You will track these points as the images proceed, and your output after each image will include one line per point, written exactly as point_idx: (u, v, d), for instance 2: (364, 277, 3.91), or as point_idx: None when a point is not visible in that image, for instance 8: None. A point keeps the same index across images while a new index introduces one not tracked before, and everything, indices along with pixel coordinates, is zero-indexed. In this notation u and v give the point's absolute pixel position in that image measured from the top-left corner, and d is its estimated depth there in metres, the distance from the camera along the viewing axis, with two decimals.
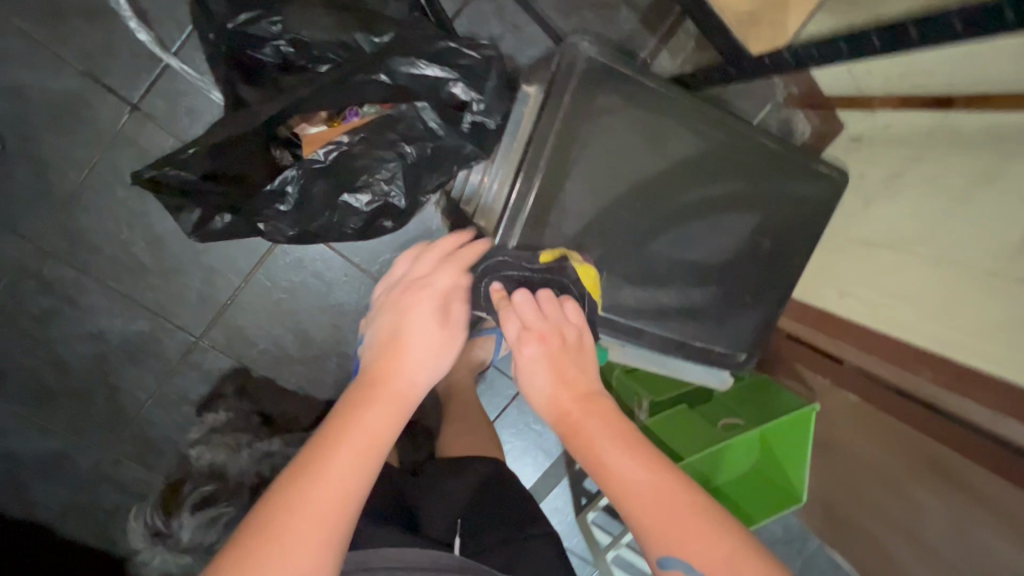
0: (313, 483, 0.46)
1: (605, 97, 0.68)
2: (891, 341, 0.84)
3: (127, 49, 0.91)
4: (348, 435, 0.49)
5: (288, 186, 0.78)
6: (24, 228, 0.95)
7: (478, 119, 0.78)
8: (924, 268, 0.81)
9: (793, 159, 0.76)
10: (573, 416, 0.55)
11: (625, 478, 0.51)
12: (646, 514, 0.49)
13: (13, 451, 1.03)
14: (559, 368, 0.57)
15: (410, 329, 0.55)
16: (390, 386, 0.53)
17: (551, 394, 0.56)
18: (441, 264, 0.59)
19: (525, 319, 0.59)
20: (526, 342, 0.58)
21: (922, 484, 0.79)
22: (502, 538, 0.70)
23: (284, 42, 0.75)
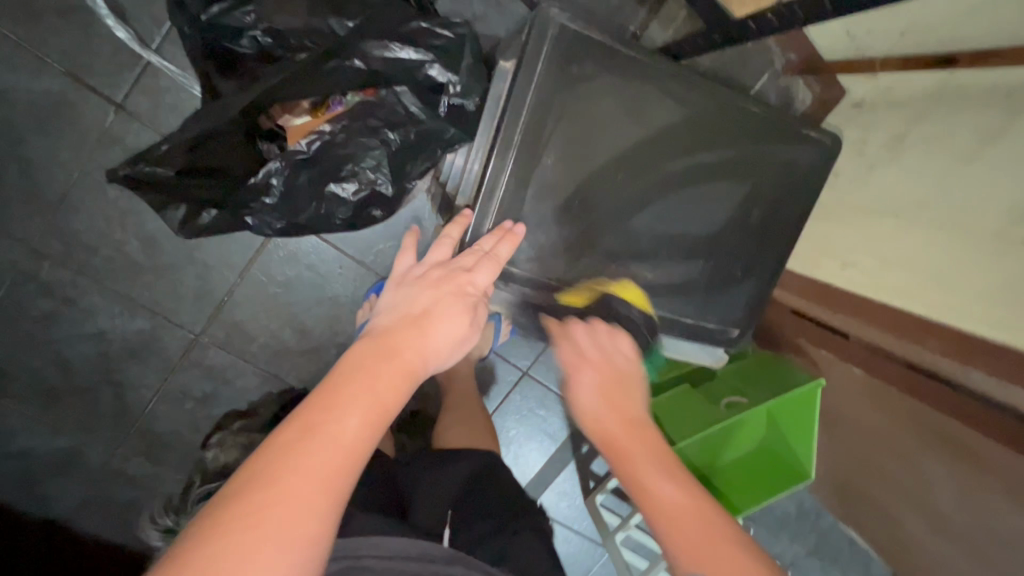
0: (320, 443, 0.43)
1: (578, 66, 0.66)
2: (892, 311, 0.82)
3: (107, 47, 0.90)
4: (366, 401, 0.46)
5: (272, 178, 0.77)
6: (20, 232, 0.96)
7: (455, 103, 0.76)
8: (924, 233, 0.79)
9: (780, 123, 0.73)
10: (618, 441, 0.57)
11: (664, 500, 0.53)
12: (684, 545, 0.51)
13: (25, 451, 1.06)
14: (610, 395, 0.60)
15: (441, 314, 0.54)
16: (412, 365, 0.50)
17: (599, 418, 0.59)
18: (480, 260, 0.59)
19: (581, 345, 0.63)
20: (581, 369, 0.62)
21: (930, 454, 0.77)
22: (492, 531, 0.72)
23: (260, 31, 0.74)
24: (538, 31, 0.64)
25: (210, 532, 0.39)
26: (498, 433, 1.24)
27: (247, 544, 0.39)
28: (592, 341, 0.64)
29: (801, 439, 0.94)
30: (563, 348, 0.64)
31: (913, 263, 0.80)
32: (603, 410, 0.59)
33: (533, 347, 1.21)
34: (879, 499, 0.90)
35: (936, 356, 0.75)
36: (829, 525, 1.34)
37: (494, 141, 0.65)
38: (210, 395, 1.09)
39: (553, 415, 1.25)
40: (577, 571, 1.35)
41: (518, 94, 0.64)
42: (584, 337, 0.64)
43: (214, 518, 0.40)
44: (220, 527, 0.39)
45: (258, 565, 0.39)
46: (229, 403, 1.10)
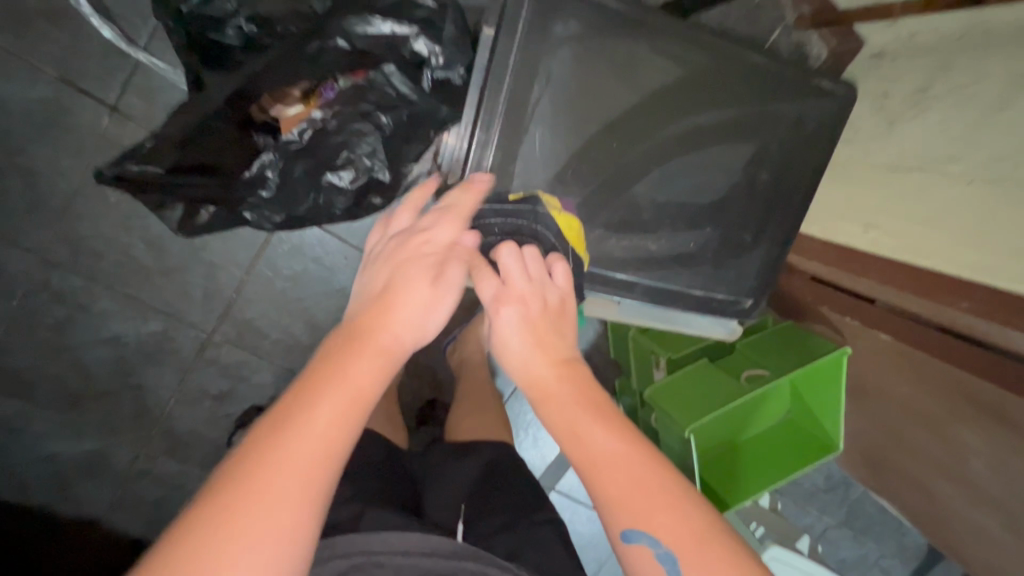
0: (290, 436, 0.41)
1: (563, 27, 0.62)
2: (916, 271, 0.77)
3: (96, 49, 0.89)
4: (337, 389, 0.44)
5: (267, 171, 0.77)
6: (28, 242, 0.97)
7: (441, 76, 0.74)
8: (954, 187, 0.73)
9: (788, 75, 0.68)
10: (546, 384, 0.52)
11: (596, 449, 0.48)
12: (614, 496, 0.47)
13: (53, 456, 1.08)
14: (537, 333, 0.54)
15: (405, 281, 0.50)
16: (379, 343, 0.48)
17: (524, 365, 0.53)
18: (440, 217, 0.55)
19: (506, 274, 0.54)
20: (503, 303, 0.54)
21: (965, 423, 0.73)
22: (506, 524, 0.70)
23: (243, 20, 0.71)
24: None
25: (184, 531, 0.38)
26: (515, 417, 1.23)
27: (217, 543, 0.37)
28: (518, 269, 0.55)
29: (828, 411, 0.90)
30: (482, 278, 0.54)
31: (938, 219, 0.75)
32: (537, 357, 0.53)
33: None
34: (912, 468, 0.87)
35: (970, 318, 0.69)
36: (860, 493, 1.31)
37: (478, 112, 0.62)
38: (228, 392, 1.10)
39: None
40: (604, 550, 1.34)
41: (500, 62, 0.61)
42: (511, 265, 0.55)
43: (190, 517, 0.39)
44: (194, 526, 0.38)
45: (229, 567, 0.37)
46: (247, 400, 1.10)
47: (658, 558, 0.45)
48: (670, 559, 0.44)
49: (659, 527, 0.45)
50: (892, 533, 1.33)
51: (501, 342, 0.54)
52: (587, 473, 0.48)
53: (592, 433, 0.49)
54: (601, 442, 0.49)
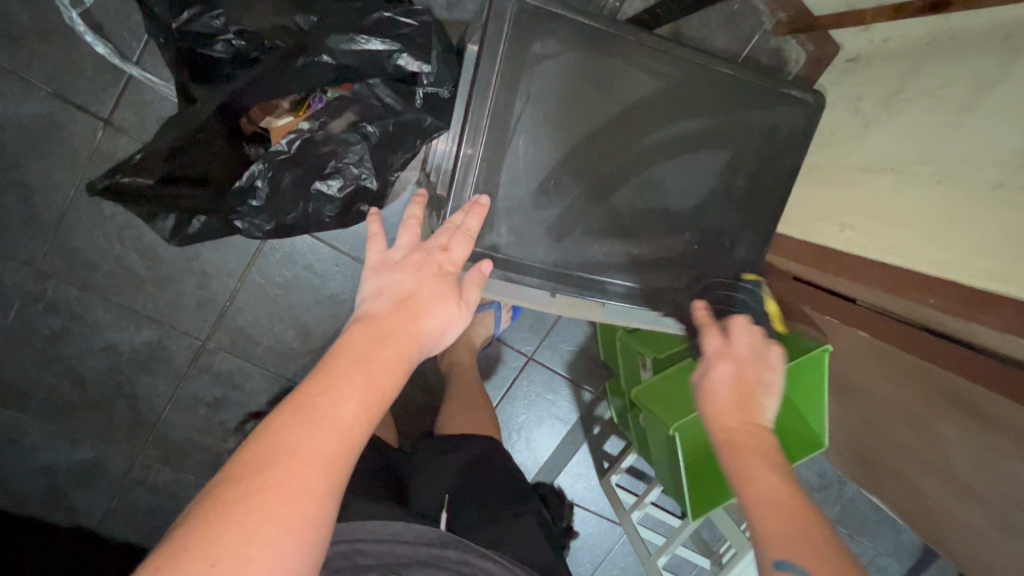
0: (317, 427, 0.43)
1: (540, 43, 0.64)
2: (887, 270, 0.79)
3: (89, 64, 0.91)
4: (360, 386, 0.46)
5: (256, 181, 0.78)
6: (23, 253, 0.98)
7: (430, 92, 0.78)
8: (924, 188, 0.75)
9: (759, 85, 0.71)
10: (734, 434, 0.58)
11: (770, 491, 0.53)
12: (783, 535, 0.50)
13: (48, 465, 1.09)
14: (742, 390, 0.60)
15: (427, 295, 0.54)
16: (404, 346, 0.50)
17: (716, 414, 0.60)
18: (455, 235, 0.59)
19: (735, 339, 0.63)
20: (723, 359, 0.62)
21: (940, 415, 0.75)
22: (488, 517, 0.74)
23: (232, 35, 0.73)
24: (498, 10, 0.62)
25: (207, 513, 0.39)
26: (507, 419, 1.25)
27: (244, 524, 0.39)
28: (744, 338, 0.63)
29: (813, 410, 0.92)
30: (710, 337, 0.64)
31: (908, 220, 0.77)
32: (729, 411, 0.59)
33: (535, 332, 1.21)
34: (898, 465, 0.89)
35: (936, 312, 0.72)
36: (853, 492, 1.32)
37: (463, 127, 0.64)
38: (222, 400, 1.11)
39: (561, 399, 1.25)
40: (599, 551, 1.35)
41: (482, 75, 0.63)
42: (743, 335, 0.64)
43: (219, 499, 0.40)
44: (224, 507, 0.40)
45: (242, 548, 0.38)
46: (241, 407, 1.12)
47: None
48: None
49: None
50: (886, 532, 1.35)
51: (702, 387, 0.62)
52: (754, 511, 0.53)
53: (763, 479, 0.54)
54: (769, 486, 0.53)
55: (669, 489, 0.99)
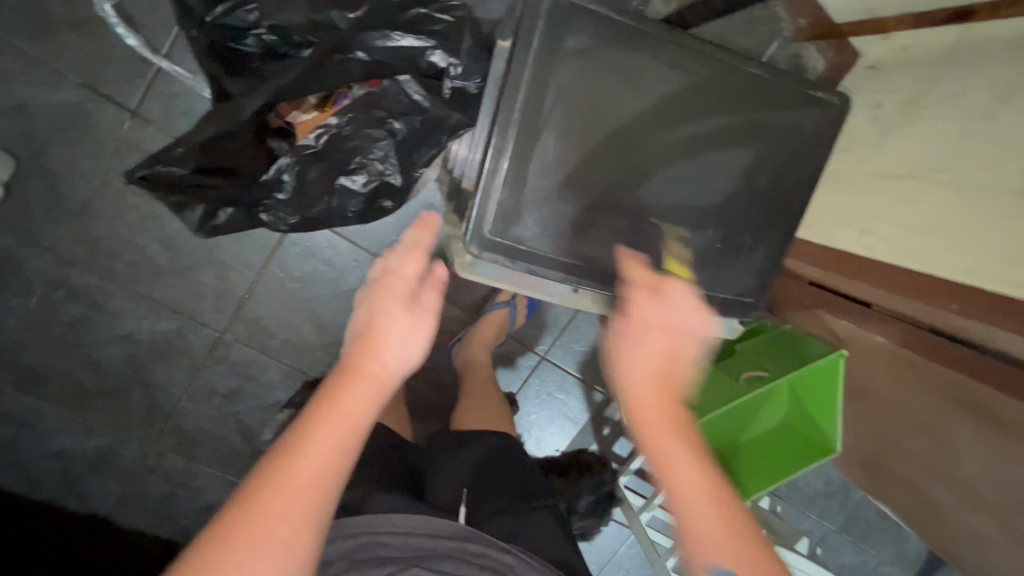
0: (291, 467, 0.47)
1: (572, 39, 0.64)
2: (911, 276, 0.79)
3: (118, 55, 0.92)
4: (328, 425, 0.49)
5: (283, 174, 0.79)
6: (46, 240, 0.99)
7: (457, 85, 0.77)
8: (944, 193, 0.76)
9: (784, 86, 0.71)
10: (659, 426, 0.57)
11: (685, 484, 0.56)
12: (698, 530, 0.55)
13: (63, 451, 1.10)
14: (670, 370, 0.59)
15: (383, 316, 0.54)
16: (369, 376, 0.52)
17: (640, 403, 0.58)
18: (404, 250, 0.57)
19: (663, 315, 0.59)
20: (657, 335, 0.59)
21: (954, 423, 0.76)
22: (502, 510, 0.75)
23: (263, 29, 0.75)
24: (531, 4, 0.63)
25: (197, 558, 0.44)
26: (519, 418, 1.25)
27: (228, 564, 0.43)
28: (676, 311, 0.60)
29: (824, 412, 0.92)
30: (644, 303, 0.60)
31: (928, 226, 0.78)
32: (654, 400, 0.57)
33: (549, 331, 1.22)
34: (901, 470, 0.90)
35: (958, 317, 0.72)
36: (858, 499, 1.33)
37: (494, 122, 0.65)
38: (236, 391, 1.12)
39: (572, 399, 1.26)
40: (605, 553, 1.35)
41: (514, 70, 0.64)
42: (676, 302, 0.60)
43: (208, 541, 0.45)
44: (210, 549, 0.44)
45: None
46: (255, 399, 1.13)
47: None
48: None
49: (740, 565, 0.55)
50: (889, 540, 1.35)
51: (627, 376, 0.58)
52: (679, 505, 0.56)
53: (686, 473, 0.56)
54: (692, 481, 0.56)
55: None
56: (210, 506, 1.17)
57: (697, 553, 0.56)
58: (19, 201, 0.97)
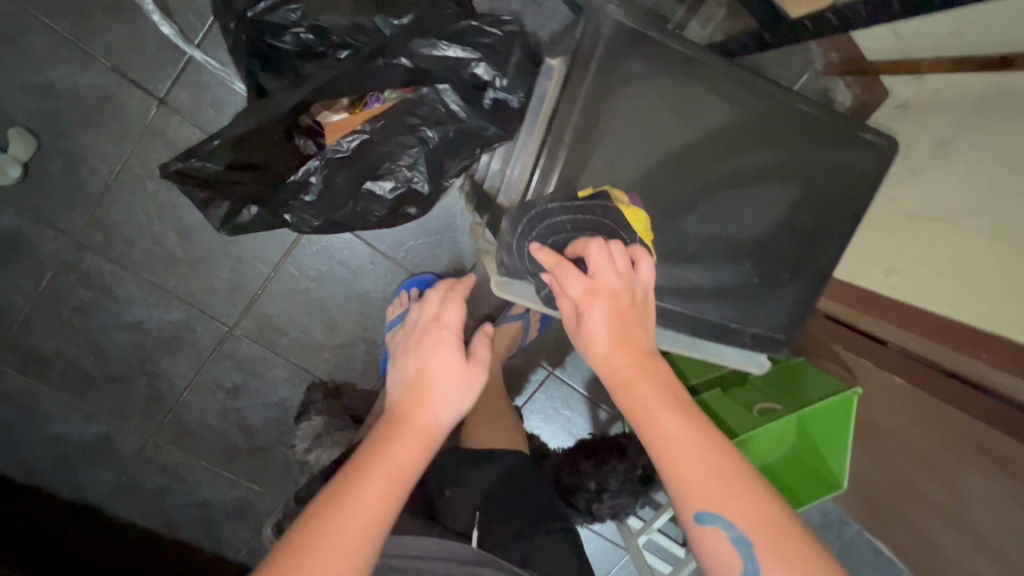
0: (340, 514, 0.46)
1: (631, 63, 0.64)
2: (936, 320, 0.79)
3: (150, 41, 0.92)
4: (378, 471, 0.50)
5: (311, 176, 0.78)
6: (61, 222, 0.98)
7: (500, 96, 0.76)
8: (975, 240, 0.76)
9: (835, 125, 0.71)
10: (625, 373, 0.53)
11: (668, 434, 0.50)
12: (689, 482, 0.48)
13: (60, 436, 1.08)
14: (625, 326, 0.54)
15: (433, 367, 0.57)
16: (427, 428, 0.54)
17: (608, 365, 0.53)
18: (446, 302, 0.62)
19: (592, 270, 0.53)
20: (592, 301, 0.53)
21: (969, 466, 0.75)
22: (517, 533, 0.74)
23: (303, 28, 0.74)
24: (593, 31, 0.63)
25: None
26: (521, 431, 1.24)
27: None
28: (606, 263, 0.53)
29: (834, 447, 0.91)
30: (569, 276, 0.54)
31: (964, 271, 0.77)
32: (617, 356, 0.53)
33: (559, 347, 1.21)
34: (908, 509, 0.89)
35: (989, 369, 0.71)
36: (853, 534, 1.32)
37: (543, 144, 0.65)
38: (241, 386, 1.10)
39: (577, 415, 1.25)
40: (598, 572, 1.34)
41: (571, 97, 0.64)
42: (600, 264, 0.53)
43: None
44: None
45: None
46: (259, 395, 1.11)
47: (730, 538, 0.47)
48: (741, 539, 0.46)
49: (737, 513, 0.47)
50: None
51: (583, 338, 0.54)
52: (663, 461, 0.50)
53: (664, 421, 0.50)
54: (674, 433, 0.49)
55: None
56: (204, 502, 1.15)
57: (685, 509, 0.48)
58: (37, 181, 0.95)
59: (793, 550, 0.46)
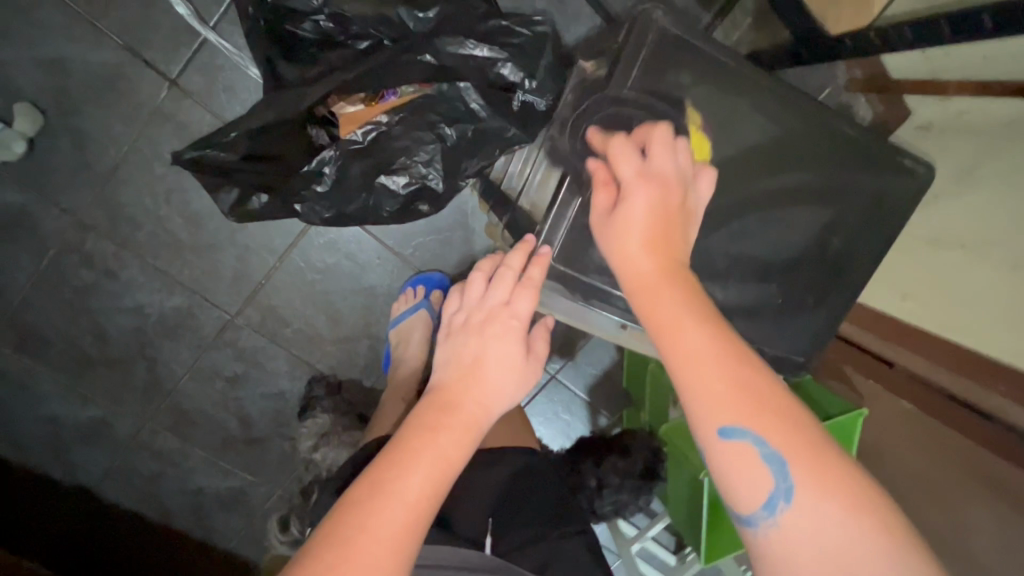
0: (384, 504, 0.45)
1: (677, 74, 0.65)
2: (953, 348, 0.79)
3: (166, 21, 0.89)
4: (425, 460, 0.48)
5: (325, 167, 0.76)
6: (65, 201, 0.96)
7: (529, 99, 0.75)
8: (990, 270, 0.75)
9: (880, 149, 0.68)
10: (649, 279, 0.48)
11: (691, 346, 0.44)
12: (713, 395, 0.43)
13: (55, 417, 1.06)
14: (665, 231, 0.49)
15: (493, 360, 0.54)
16: (472, 418, 0.52)
17: (636, 270, 0.49)
18: (516, 287, 0.55)
19: (649, 158, 0.51)
20: (638, 189, 0.50)
21: (972, 494, 0.70)
22: (536, 536, 0.74)
23: (324, 17, 0.73)
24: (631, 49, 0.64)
25: None
26: None
27: None
28: (666, 156, 0.51)
29: None
30: (625, 158, 0.52)
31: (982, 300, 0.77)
32: (647, 258, 0.49)
33: (563, 352, 1.20)
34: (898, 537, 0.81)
35: (1009, 405, 0.69)
36: None
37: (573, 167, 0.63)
38: (241, 375, 1.09)
39: (578, 421, 1.24)
40: None
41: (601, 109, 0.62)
42: (663, 154, 0.51)
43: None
44: None
45: None
46: (259, 386, 1.10)
47: (758, 454, 0.42)
48: (772, 456, 0.42)
49: (765, 425, 0.42)
50: None
51: (614, 236, 0.51)
52: (681, 372, 0.44)
53: (685, 330, 0.45)
54: (696, 345, 0.44)
55: (689, 536, 0.94)
56: (198, 490, 1.14)
57: (709, 421, 0.43)
58: (43, 158, 0.93)
59: (824, 470, 0.41)
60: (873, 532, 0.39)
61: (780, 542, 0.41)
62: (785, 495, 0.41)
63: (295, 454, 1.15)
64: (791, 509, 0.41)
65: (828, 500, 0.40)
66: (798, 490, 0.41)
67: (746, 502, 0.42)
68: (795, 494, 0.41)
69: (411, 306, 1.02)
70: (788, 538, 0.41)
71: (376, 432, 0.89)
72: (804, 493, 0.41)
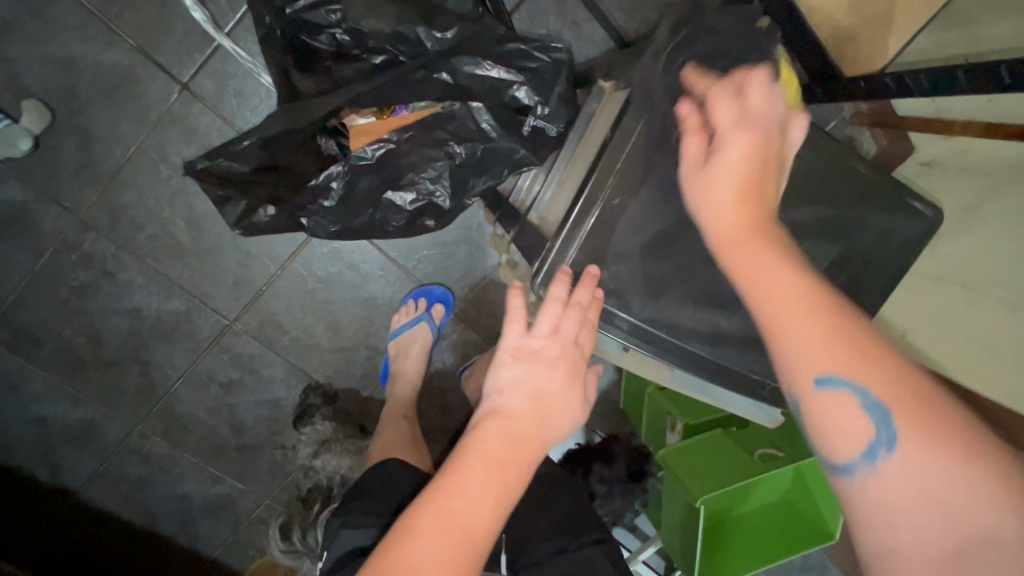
0: (449, 541, 0.46)
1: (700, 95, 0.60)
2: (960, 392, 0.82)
3: (180, 25, 0.89)
4: (489, 494, 0.49)
5: (333, 181, 0.75)
6: (68, 200, 0.95)
7: (539, 124, 0.75)
8: (997, 311, 0.76)
9: (885, 188, 0.69)
10: (734, 229, 0.46)
11: (780, 292, 0.42)
12: (805, 343, 0.40)
13: (44, 417, 1.05)
14: (755, 178, 0.47)
15: (554, 394, 0.54)
16: (531, 451, 0.53)
17: (718, 214, 0.47)
18: (580, 325, 0.56)
19: (747, 102, 0.49)
20: (732, 134, 0.47)
21: None
22: (561, 547, 0.75)
23: (340, 30, 0.73)
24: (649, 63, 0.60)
25: None
26: None
27: None
28: (762, 101, 0.49)
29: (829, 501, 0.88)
30: (720, 103, 0.49)
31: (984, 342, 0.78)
32: (735, 204, 0.47)
33: None
34: None
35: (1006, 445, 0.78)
36: None
37: (581, 193, 0.63)
38: (236, 382, 1.08)
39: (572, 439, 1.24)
40: None
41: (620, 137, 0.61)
42: (756, 98, 0.49)
43: None
44: None
45: None
46: (255, 393, 1.09)
47: (857, 402, 0.38)
48: (873, 406, 0.38)
49: (868, 373, 0.38)
50: None
51: (697, 185, 0.49)
52: (772, 321, 0.42)
53: (780, 277, 0.43)
54: (786, 291, 0.42)
55: (677, 554, 0.95)
56: (186, 496, 1.12)
57: (802, 367, 0.40)
58: (47, 155, 0.93)
59: (933, 418, 0.37)
60: (994, 493, 0.34)
61: (880, 493, 0.37)
62: (887, 445, 0.37)
63: (286, 463, 1.14)
64: (893, 459, 0.37)
65: (936, 450, 0.36)
66: (904, 439, 0.37)
67: (841, 453, 0.39)
68: (899, 445, 0.37)
69: (411, 319, 1.02)
70: (888, 488, 0.37)
71: (379, 449, 0.89)
72: (909, 443, 0.37)
